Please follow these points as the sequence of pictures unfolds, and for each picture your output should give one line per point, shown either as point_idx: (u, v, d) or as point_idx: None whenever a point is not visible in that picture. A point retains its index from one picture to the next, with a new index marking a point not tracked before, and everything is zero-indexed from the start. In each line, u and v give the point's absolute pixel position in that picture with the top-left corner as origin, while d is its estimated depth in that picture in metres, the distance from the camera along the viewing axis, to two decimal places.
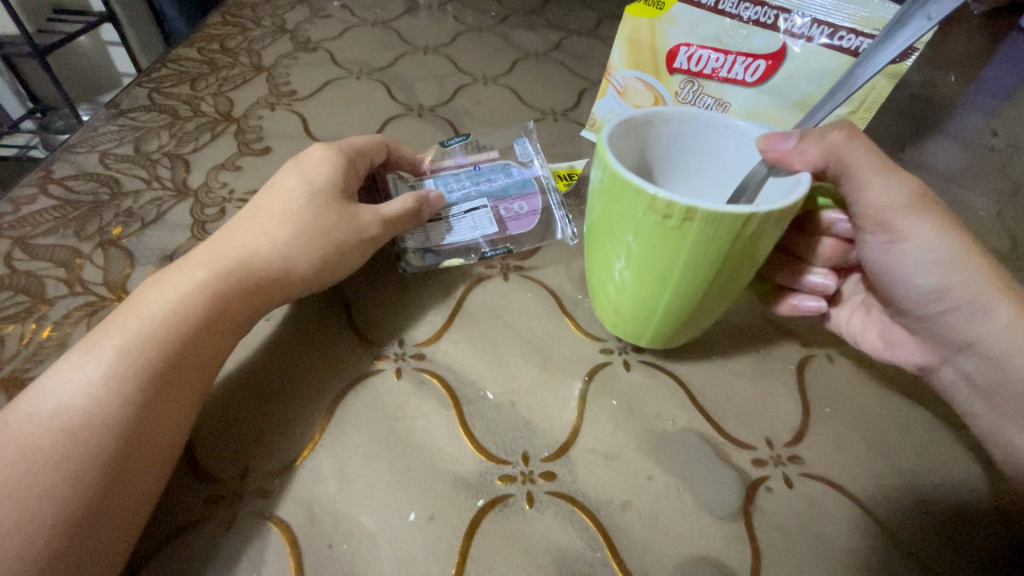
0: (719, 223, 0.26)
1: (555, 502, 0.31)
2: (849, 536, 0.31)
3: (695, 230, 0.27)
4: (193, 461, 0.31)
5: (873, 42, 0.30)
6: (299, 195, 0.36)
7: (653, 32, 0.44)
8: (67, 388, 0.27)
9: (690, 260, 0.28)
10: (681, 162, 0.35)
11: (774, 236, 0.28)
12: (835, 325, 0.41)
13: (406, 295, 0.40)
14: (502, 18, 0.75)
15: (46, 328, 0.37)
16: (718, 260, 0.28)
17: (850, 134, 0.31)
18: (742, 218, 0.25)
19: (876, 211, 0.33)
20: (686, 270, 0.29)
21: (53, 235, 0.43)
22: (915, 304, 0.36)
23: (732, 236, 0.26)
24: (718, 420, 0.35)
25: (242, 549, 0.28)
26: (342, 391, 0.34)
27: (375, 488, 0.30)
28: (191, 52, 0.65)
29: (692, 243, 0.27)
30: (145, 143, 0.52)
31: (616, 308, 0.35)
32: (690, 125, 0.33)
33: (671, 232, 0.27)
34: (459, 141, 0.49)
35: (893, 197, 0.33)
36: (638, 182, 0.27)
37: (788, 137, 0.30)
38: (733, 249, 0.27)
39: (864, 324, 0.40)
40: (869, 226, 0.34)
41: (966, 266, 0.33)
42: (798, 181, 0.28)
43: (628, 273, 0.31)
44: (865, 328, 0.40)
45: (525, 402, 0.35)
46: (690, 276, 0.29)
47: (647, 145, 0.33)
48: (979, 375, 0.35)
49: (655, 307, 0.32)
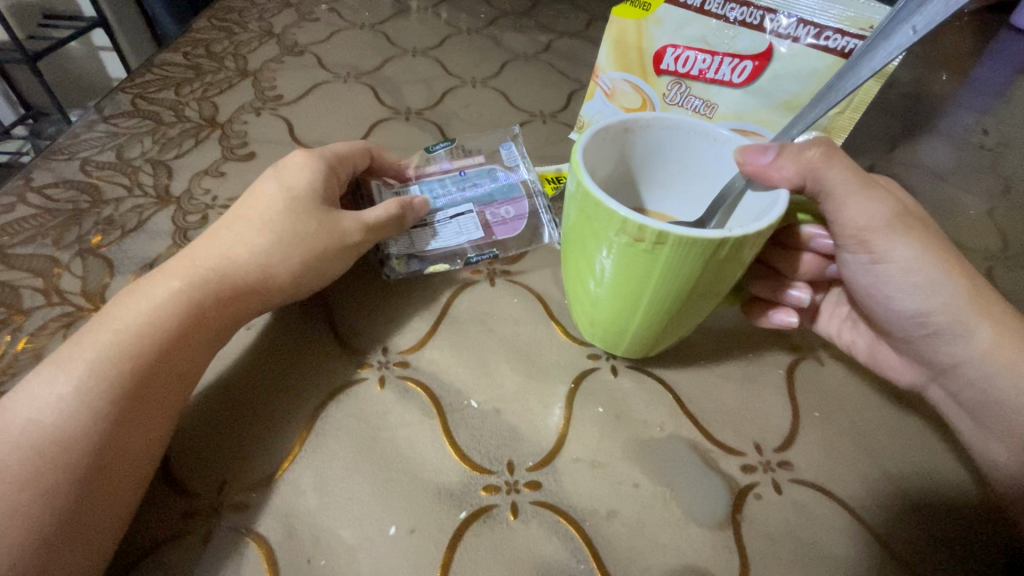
0: (691, 246, 0.26)
1: (541, 513, 0.30)
2: (839, 544, 0.30)
3: (668, 253, 0.26)
4: (169, 475, 0.30)
5: (858, 49, 0.29)
6: (279, 201, 0.36)
7: (639, 33, 0.44)
8: (36, 404, 0.26)
9: (663, 281, 0.28)
10: (664, 168, 0.34)
11: (749, 255, 0.28)
12: (823, 334, 0.41)
13: (389, 302, 0.40)
14: (492, 20, 0.75)
15: (22, 339, 0.36)
16: (691, 281, 0.28)
17: (827, 152, 0.31)
18: (715, 242, 0.25)
19: (855, 230, 0.33)
20: (659, 290, 0.29)
21: (32, 245, 0.42)
22: (896, 326, 0.36)
23: (705, 260, 0.26)
24: (706, 426, 0.35)
25: (219, 565, 0.27)
26: (323, 401, 0.34)
27: (355, 501, 0.30)
28: (176, 57, 0.64)
29: (664, 266, 0.27)
30: (127, 150, 0.51)
31: (593, 321, 0.34)
32: (672, 132, 0.32)
33: (643, 254, 0.27)
34: (443, 146, 0.48)
35: (871, 217, 0.32)
36: (610, 204, 0.27)
37: (767, 151, 0.30)
38: (704, 271, 0.27)
39: (851, 334, 0.40)
40: (849, 244, 0.34)
41: (947, 288, 0.33)
42: (775, 200, 0.28)
43: (602, 290, 0.31)
44: (852, 337, 0.40)
45: (511, 410, 0.34)
46: (663, 295, 0.29)
47: (629, 151, 0.33)
48: (963, 390, 0.34)
49: (630, 323, 0.32)
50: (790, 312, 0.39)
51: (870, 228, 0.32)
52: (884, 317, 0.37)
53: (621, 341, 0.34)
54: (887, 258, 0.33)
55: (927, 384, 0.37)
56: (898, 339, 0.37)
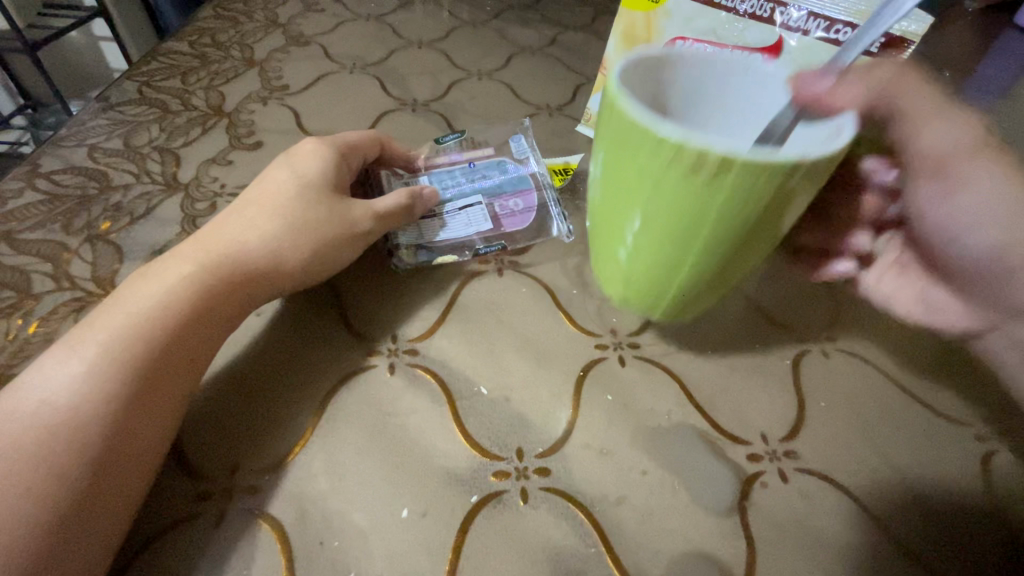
0: (762, 169, 0.23)
1: (550, 499, 0.31)
2: (842, 532, 0.31)
3: (734, 179, 0.24)
4: (182, 458, 0.30)
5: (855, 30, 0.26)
6: (290, 188, 0.36)
7: (648, 26, 0.44)
8: (50, 385, 0.26)
9: (715, 213, 0.25)
10: (701, 115, 0.31)
11: (812, 186, 0.25)
12: (867, 292, 0.42)
13: (398, 291, 0.40)
14: (497, 13, 0.75)
15: (33, 324, 0.36)
16: (755, 211, 0.25)
17: (897, 74, 0.34)
18: (773, 164, 0.23)
19: (932, 156, 0.35)
20: (708, 225, 0.26)
21: (40, 230, 0.42)
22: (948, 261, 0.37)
23: (774, 183, 0.23)
24: (713, 415, 0.35)
25: (231, 547, 0.28)
26: (334, 387, 0.34)
27: (367, 485, 0.30)
28: (182, 45, 0.64)
29: (718, 195, 0.25)
30: (134, 138, 0.51)
31: (626, 281, 0.32)
32: (711, 69, 0.29)
33: (705, 181, 0.24)
34: (453, 137, 0.48)
35: (948, 142, 0.35)
36: (656, 125, 0.24)
37: (824, 76, 0.26)
38: (766, 198, 0.24)
39: (898, 285, 0.40)
40: (927, 171, 0.36)
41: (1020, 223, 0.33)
42: (840, 126, 0.24)
43: (638, 233, 0.29)
44: (898, 290, 0.40)
45: (520, 398, 0.35)
46: (712, 232, 0.26)
47: (666, 91, 0.29)
48: None
49: (669, 272, 0.30)
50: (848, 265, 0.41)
51: (949, 155, 0.35)
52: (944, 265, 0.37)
53: (658, 296, 0.32)
54: (964, 189, 0.34)
55: (987, 331, 0.37)
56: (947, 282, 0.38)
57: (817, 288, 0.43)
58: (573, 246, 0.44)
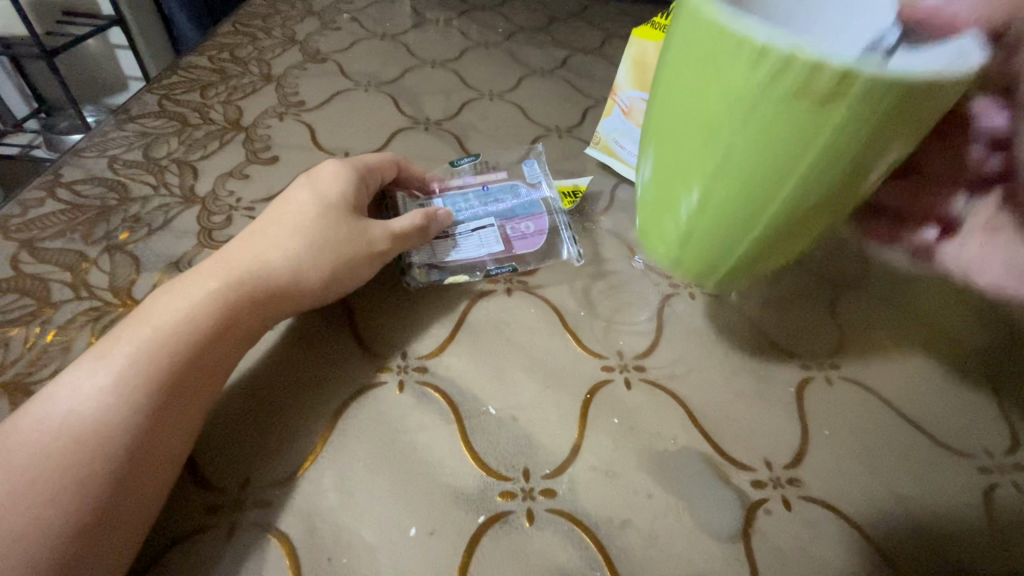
0: None
1: (556, 521, 0.31)
2: (845, 561, 0.31)
3: None
4: (195, 471, 0.31)
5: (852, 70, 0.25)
6: (312, 207, 0.37)
7: (659, 55, 0.46)
8: (78, 394, 0.27)
9: (808, 157, 0.22)
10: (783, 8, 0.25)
11: None
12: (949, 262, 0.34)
13: (409, 309, 0.40)
14: (509, 35, 0.77)
15: (51, 332, 0.37)
16: None
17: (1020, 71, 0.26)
18: (904, 91, 0.19)
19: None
20: (799, 171, 0.23)
21: (60, 239, 0.43)
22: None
23: None
24: (718, 439, 0.35)
25: (242, 561, 0.28)
26: (345, 402, 0.34)
27: (375, 501, 0.30)
28: (202, 60, 0.66)
29: (831, 121, 0.21)
30: (154, 150, 0.52)
31: (669, 243, 0.30)
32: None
33: None
34: (468, 161, 0.50)
35: None
36: (765, 35, 0.20)
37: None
38: (919, 111, 0.21)
39: (985, 256, 0.33)
40: None
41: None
42: (963, 50, 0.19)
43: (700, 208, 0.27)
44: (985, 261, 0.33)
45: (528, 418, 0.35)
46: (806, 169, 0.23)
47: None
48: None
49: (732, 225, 0.26)
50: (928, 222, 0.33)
51: None
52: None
53: (708, 249, 0.29)
54: None
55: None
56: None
57: (821, 315, 0.44)
58: (582, 269, 0.45)
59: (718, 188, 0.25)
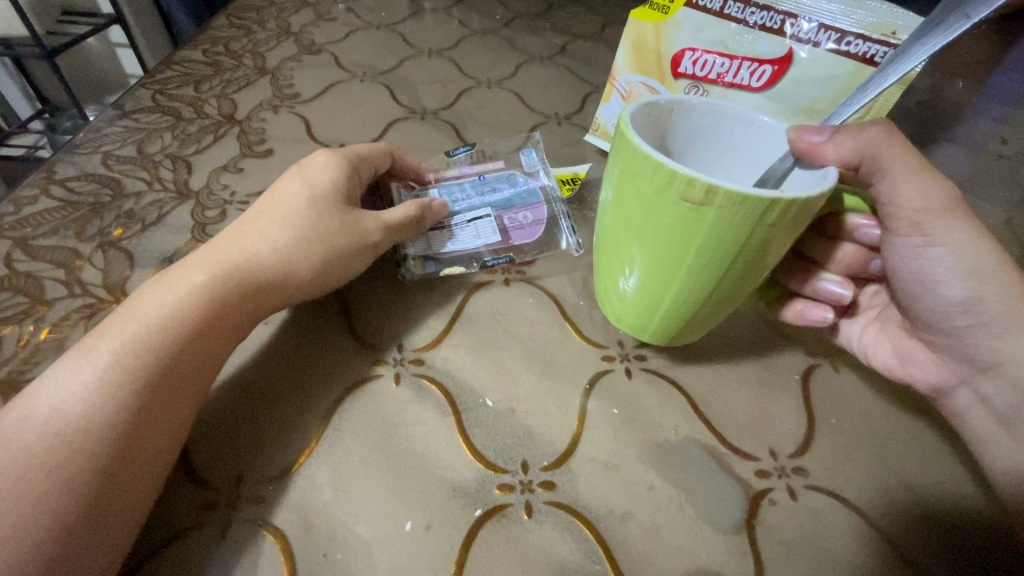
0: None
1: (554, 513, 0.30)
2: (853, 550, 0.30)
3: None
4: (188, 468, 0.30)
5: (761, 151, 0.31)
6: (301, 199, 0.36)
7: (658, 36, 0.44)
8: (61, 392, 0.26)
9: (693, 255, 0.27)
10: (699, 154, 0.32)
11: None
12: (844, 342, 0.41)
13: (406, 301, 0.40)
14: (507, 21, 0.75)
15: (45, 330, 0.37)
16: None
17: (888, 132, 0.32)
18: (766, 202, 0.23)
19: (910, 212, 0.32)
20: (701, 264, 0.27)
21: (54, 237, 0.43)
22: (944, 315, 0.35)
23: None
24: (720, 430, 0.35)
25: (236, 557, 0.28)
26: (341, 395, 0.34)
27: (372, 496, 0.30)
28: (195, 54, 0.65)
29: (716, 225, 0.25)
30: (148, 145, 0.52)
31: (619, 319, 0.35)
32: (718, 115, 0.31)
33: None
34: (464, 150, 0.49)
35: (928, 199, 0.32)
36: (658, 156, 0.25)
37: (820, 131, 0.29)
38: (792, 216, 0.24)
39: (874, 341, 0.40)
40: (901, 227, 0.33)
41: (998, 277, 0.32)
42: (824, 175, 0.26)
43: (633, 289, 0.31)
44: (876, 344, 0.39)
45: (525, 410, 0.34)
46: (706, 259, 0.27)
47: (671, 134, 0.31)
48: (1000, 399, 0.34)
49: (661, 304, 0.31)
50: (826, 308, 0.38)
51: None
52: (928, 309, 0.36)
53: (651, 325, 0.33)
54: None
55: (956, 386, 0.36)
56: (930, 338, 0.37)
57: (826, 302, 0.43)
58: (580, 260, 0.44)
59: (640, 269, 0.30)
